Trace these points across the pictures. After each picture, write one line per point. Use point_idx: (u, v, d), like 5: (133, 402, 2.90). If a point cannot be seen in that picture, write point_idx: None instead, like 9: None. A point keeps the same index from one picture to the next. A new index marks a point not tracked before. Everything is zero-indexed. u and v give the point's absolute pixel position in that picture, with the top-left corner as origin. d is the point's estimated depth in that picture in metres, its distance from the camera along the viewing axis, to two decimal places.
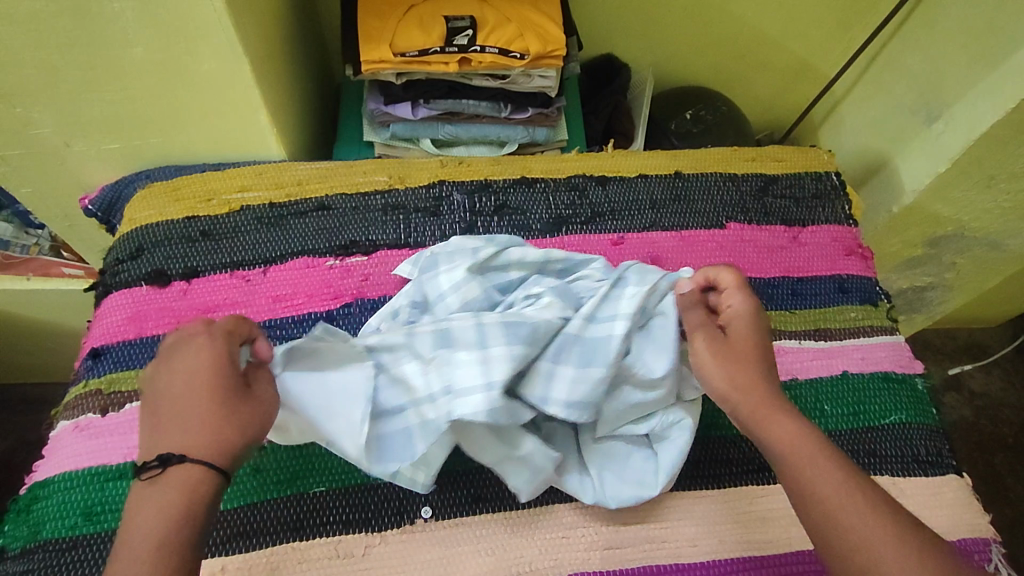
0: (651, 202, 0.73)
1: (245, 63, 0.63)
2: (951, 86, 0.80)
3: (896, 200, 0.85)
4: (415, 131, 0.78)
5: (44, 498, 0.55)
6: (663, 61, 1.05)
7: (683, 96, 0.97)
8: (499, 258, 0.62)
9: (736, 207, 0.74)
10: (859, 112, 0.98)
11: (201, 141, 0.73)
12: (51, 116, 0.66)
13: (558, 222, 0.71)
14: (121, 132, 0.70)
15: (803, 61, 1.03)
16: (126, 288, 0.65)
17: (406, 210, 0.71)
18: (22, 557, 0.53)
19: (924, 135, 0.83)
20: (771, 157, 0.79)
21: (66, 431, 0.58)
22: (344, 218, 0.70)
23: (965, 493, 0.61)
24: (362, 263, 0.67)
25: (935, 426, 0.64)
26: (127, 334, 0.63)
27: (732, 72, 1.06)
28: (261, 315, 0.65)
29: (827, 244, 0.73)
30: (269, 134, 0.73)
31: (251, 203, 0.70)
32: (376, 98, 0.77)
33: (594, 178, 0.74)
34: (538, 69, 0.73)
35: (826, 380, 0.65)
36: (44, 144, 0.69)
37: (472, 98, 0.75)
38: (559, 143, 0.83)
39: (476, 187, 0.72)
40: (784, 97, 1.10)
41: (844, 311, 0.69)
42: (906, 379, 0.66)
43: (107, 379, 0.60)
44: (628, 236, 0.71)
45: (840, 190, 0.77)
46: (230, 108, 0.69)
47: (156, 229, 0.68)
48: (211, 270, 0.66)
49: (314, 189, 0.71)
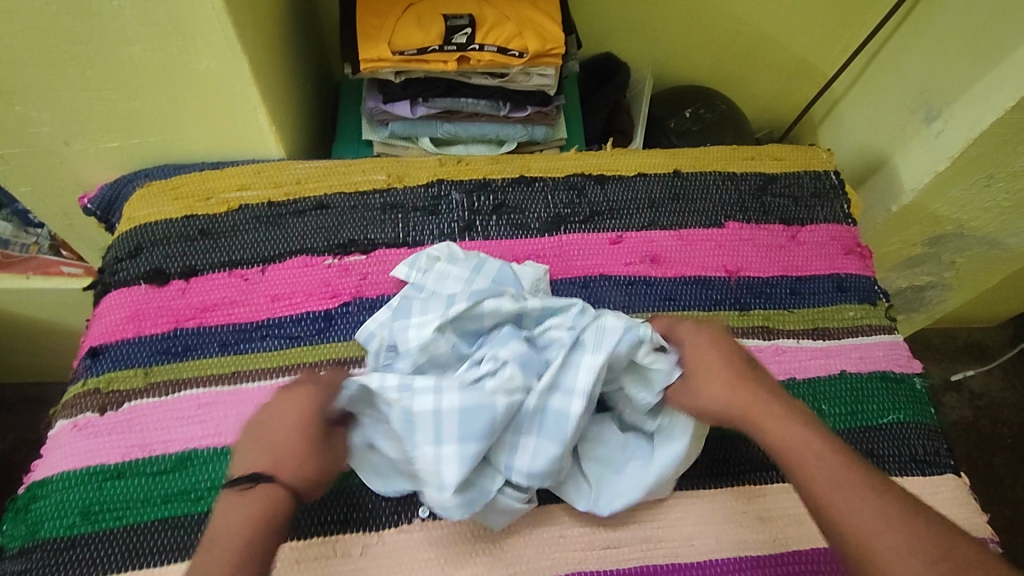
0: (649, 200, 0.73)
1: (244, 61, 0.63)
2: (950, 84, 0.80)
3: (896, 199, 0.85)
4: (414, 130, 0.78)
5: (42, 497, 0.55)
6: (663, 59, 1.04)
7: (682, 95, 0.97)
8: (474, 310, 0.59)
9: (735, 206, 0.74)
10: (858, 111, 0.98)
11: (200, 140, 0.73)
12: (49, 115, 0.66)
13: (557, 221, 0.71)
14: (119, 130, 0.70)
15: (803, 59, 1.03)
16: (124, 288, 0.65)
17: (405, 209, 0.70)
18: (20, 556, 0.53)
19: (924, 133, 0.83)
20: (770, 155, 0.79)
21: (64, 430, 0.58)
22: (343, 217, 0.70)
23: (963, 493, 0.61)
24: (361, 262, 0.67)
25: (934, 426, 0.65)
26: (125, 334, 0.63)
27: (732, 70, 1.06)
28: (259, 314, 0.64)
29: (825, 244, 0.73)
30: (268, 133, 0.73)
31: (249, 202, 0.70)
32: (375, 96, 0.76)
33: (593, 177, 0.74)
34: (537, 67, 0.72)
35: (824, 379, 0.65)
36: (43, 142, 0.69)
37: (472, 96, 0.75)
38: (558, 142, 0.83)
39: (475, 186, 0.72)
40: (784, 96, 1.10)
41: (842, 310, 0.69)
42: (904, 378, 0.66)
43: (105, 378, 0.60)
44: (627, 235, 0.71)
45: (839, 189, 0.77)
46: (229, 107, 0.69)
47: (154, 228, 0.68)
48: (210, 269, 0.66)
49: (313, 187, 0.71)
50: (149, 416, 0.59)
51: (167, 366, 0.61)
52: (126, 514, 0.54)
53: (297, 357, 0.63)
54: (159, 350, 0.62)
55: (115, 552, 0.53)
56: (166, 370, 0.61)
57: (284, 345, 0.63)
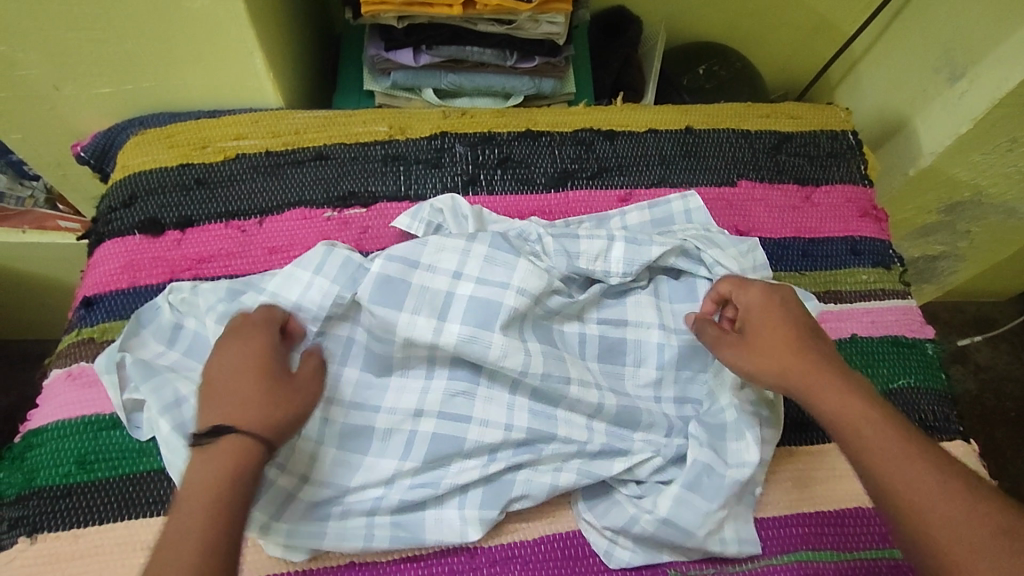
0: (660, 157, 0.71)
1: (239, 0, 0.60)
2: (978, 42, 0.77)
3: (914, 162, 0.83)
4: (417, 80, 0.75)
5: (37, 446, 0.55)
6: (676, 15, 1.00)
7: (696, 51, 0.94)
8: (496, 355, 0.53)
9: (748, 165, 0.72)
10: (878, 72, 0.94)
11: (195, 87, 0.71)
12: (37, 56, 0.63)
13: (564, 177, 0.69)
14: (111, 75, 0.67)
15: (822, 17, 0.99)
16: (118, 237, 0.63)
17: (407, 161, 0.68)
18: (17, 503, 0.53)
19: (946, 94, 0.80)
20: (786, 113, 0.76)
21: (58, 379, 0.58)
22: (343, 169, 0.67)
23: (971, 460, 0.60)
24: (362, 216, 0.65)
25: (944, 392, 0.63)
26: (120, 284, 0.61)
27: (749, 27, 1.02)
28: (256, 266, 0.63)
29: (840, 205, 0.71)
30: (265, 80, 0.71)
31: (247, 151, 0.68)
32: (377, 44, 0.73)
33: (602, 132, 0.72)
34: (547, 13, 0.68)
35: (834, 343, 0.63)
36: (33, 86, 0.67)
37: (478, 45, 0.72)
38: (566, 97, 0.80)
39: (479, 139, 0.70)
40: (800, 56, 1.06)
41: (855, 273, 0.67)
42: (916, 344, 0.65)
43: (101, 328, 0.59)
44: (635, 192, 0.69)
45: (856, 149, 0.74)
46: (226, 52, 0.66)
47: (148, 176, 0.66)
48: (206, 220, 0.64)
49: (312, 138, 0.69)
50: None
51: None
52: (122, 464, 0.54)
53: None
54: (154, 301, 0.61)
55: (111, 501, 0.53)
56: None
57: None
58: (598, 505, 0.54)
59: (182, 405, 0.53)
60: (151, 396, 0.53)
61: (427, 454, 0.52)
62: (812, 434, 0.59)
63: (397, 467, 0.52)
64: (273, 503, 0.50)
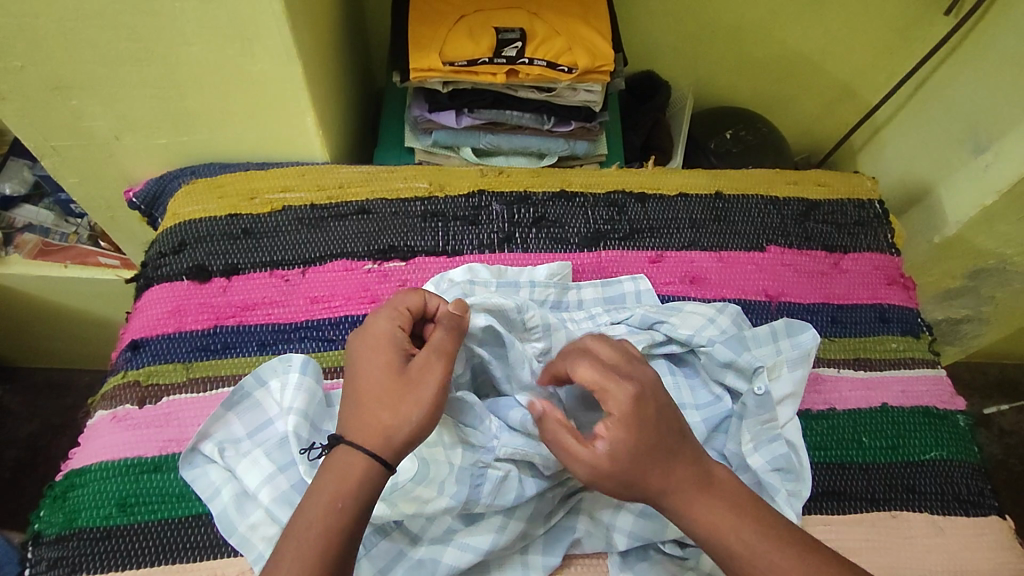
0: (691, 221, 0.73)
1: (298, 66, 0.63)
2: (1002, 117, 0.78)
3: (939, 230, 0.84)
4: (456, 139, 0.79)
5: (79, 487, 0.56)
6: (703, 78, 1.04)
7: (723, 115, 0.97)
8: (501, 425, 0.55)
9: (777, 231, 0.73)
10: (902, 139, 0.97)
11: (247, 141, 0.74)
12: (102, 109, 0.67)
13: (596, 237, 0.71)
14: (170, 128, 0.71)
15: (845, 84, 1.03)
16: (167, 282, 0.66)
17: (445, 218, 0.71)
18: (57, 543, 0.54)
19: (970, 166, 0.81)
20: (814, 180, 0.77)
21: (102, 421, 0.59)
22: (383, 223, 0.70)
23: (1006, 537, 0.60)
24: (401, 269, 0.68)
25: (977, 464, 0.63)
26: (166, 329, 0.63)
27: (774, 92, 1.06)
28: (299, 315, 0.65)
29: (868, 273, 0.72)
30: (314, 137, 0.74)
31: (292, 204, 0.70)
32: (421, 105, 0.77)
33: (634, 194, 0.74)
34: (584, 83, 0.72)
35: (865, 412, 0.64)
36: (96, 136, 0.70)
37: (517, 109, 0.75)
38: (598, 158, 0.83)
39: (515, 198, 0.72)
40: (824, 119, 1.09)
41: (885, 341, 0.68)
42: (947, 415, 0.65)
43: (145, 371, 0.61)
44: (667, 254, 0.71)
45: (883, 219, 0.76)
46: (282, 111, 0.70)
47: (199, 225, 0.69)
48: (251, 269, 0.67)
49: (355, 192, 0.72)
50: (186, 412, 0.60)
51: (206, 363, 0.62)
52: (161, 509, 0.55)
53: (333, 359, 0.63)
54: (199, 347, 0.63)
55: (152, 546, 0.54)
56: (205, 366, 0.62)
57: (321, 348, 0.64)
58: (638, 563, 0.56)
59: (244, 472, 0.55)
60: (249, 470, 0.55)
61: (490, 536, 0.53)
62: (846, 504, 0.59)
63: (463, 544, 0.53)
64: (383, 555, 0.53)
